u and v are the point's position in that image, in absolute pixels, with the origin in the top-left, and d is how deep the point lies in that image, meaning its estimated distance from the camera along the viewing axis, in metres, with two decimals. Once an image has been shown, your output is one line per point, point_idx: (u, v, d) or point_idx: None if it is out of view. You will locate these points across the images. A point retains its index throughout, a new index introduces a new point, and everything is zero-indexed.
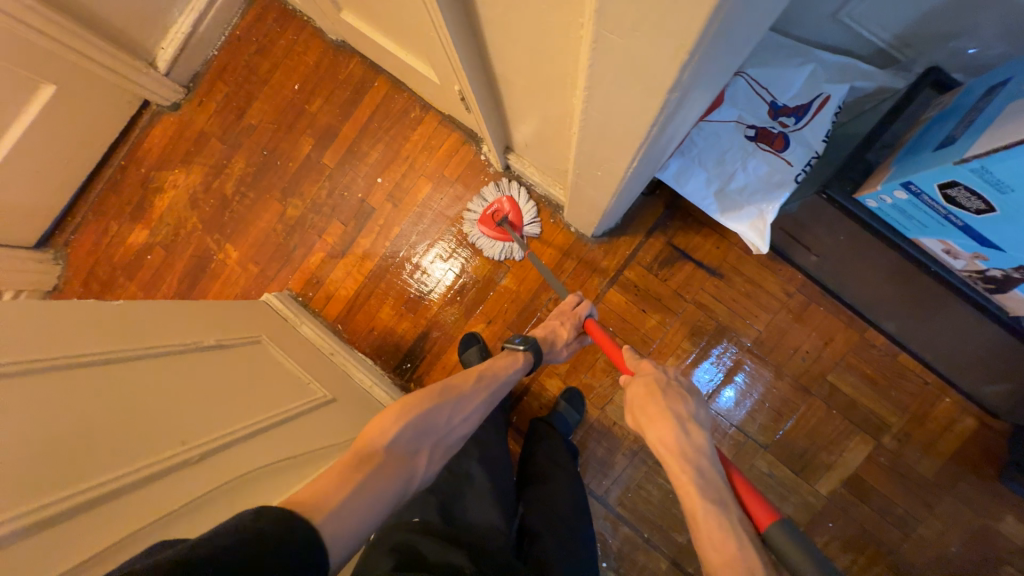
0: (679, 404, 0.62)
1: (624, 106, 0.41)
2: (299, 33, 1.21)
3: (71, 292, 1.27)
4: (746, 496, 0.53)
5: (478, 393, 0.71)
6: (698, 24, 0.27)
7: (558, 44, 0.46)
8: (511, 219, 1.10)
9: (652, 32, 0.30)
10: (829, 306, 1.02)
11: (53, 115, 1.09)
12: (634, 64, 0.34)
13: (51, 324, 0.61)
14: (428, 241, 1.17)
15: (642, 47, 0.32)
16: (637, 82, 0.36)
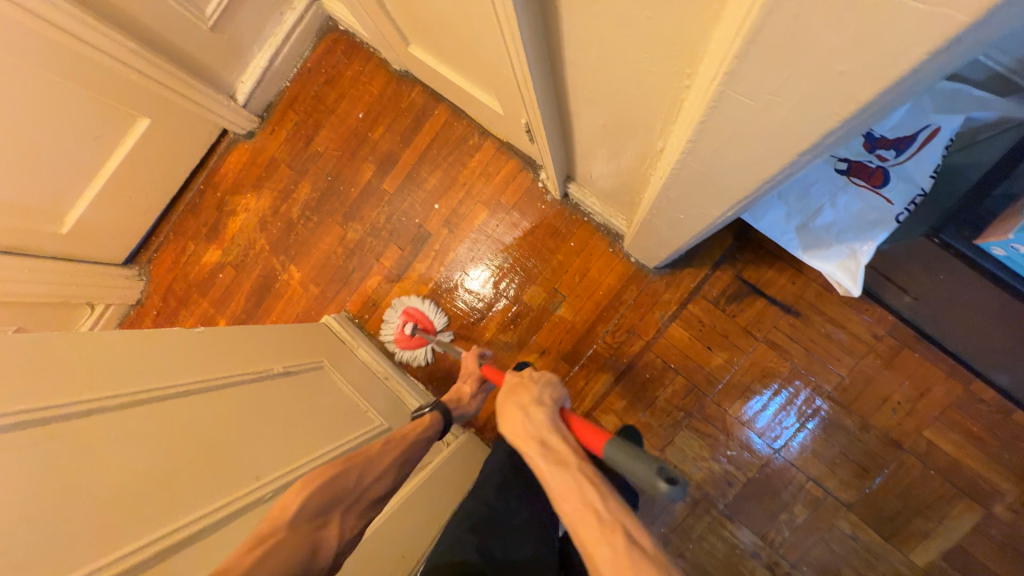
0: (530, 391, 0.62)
1: (737, 163, 0.38)
2: (365, 64, 1.26)
3: (151, 306, 1.37)
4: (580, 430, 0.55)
5: (387, 453, 0.64)
6: (868, 97, 0.24)
7: (657, 92, 0.44)
8: (422, 327, 1.14)
9: (798, 101, 0.27)
10: (925, 352, 0.91)
11: (146, 145, 1.18)
12: (764, 127, 0.31)
13: (143, 358, 0.65)
14: (482, 267, 1.16)
15: (781, 115, 0.29)
16: (763, 145, 0.33)
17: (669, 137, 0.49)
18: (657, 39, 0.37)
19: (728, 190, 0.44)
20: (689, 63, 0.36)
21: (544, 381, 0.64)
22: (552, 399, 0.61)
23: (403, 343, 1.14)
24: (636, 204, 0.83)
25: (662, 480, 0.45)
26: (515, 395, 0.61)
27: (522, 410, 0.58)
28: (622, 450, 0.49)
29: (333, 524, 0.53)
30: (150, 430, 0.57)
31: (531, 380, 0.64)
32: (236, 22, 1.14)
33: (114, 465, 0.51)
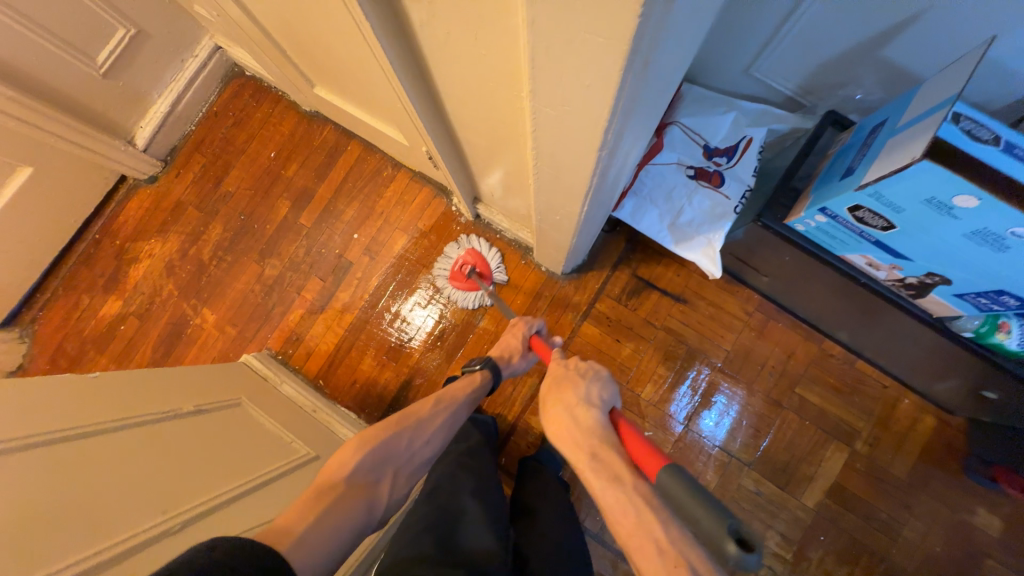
0: (569, 395, 0.66)
1: (568, 159, 0.47)
2: (275, 106, 1.30)
3: (35, 370, 1.23)
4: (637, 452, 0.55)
5: (439, 413, 0.76)
6: (609, 103, 0.34)
7: (508, 114, 0.54)
8: (478, 271, 1.15)
9: (576, 102, 0.36)
10: (786, 321, 1.09)
11: (27, 196, 1.11)
12: (570, 131, 0.41)
13: (24, 403, 0.61)
14: (407, 290, 1.20)
15: (572, 119, 0.39)
16: (572, 140, 0.42)
17: (528, 150, 0.59)
18: (493, 72, 0.46)
19: (574, 185, 0.54)
20: (518, 83, 0.45)
21: (593, 378, 0.69)
22: (601, 400, 0.66)
23: (459, 283, 1.15)
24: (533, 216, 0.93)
25: (731, 540, 0.41)
26: (562, 397, 0.66)
27: (570, 411, 0.64)
28: (684, 484, 0.47)
29: (384, 485, 0.67)
30: (21, 480, 0.52)
31: (578, 377, 0.69)
32: (131, 68, 1.12)
33: None
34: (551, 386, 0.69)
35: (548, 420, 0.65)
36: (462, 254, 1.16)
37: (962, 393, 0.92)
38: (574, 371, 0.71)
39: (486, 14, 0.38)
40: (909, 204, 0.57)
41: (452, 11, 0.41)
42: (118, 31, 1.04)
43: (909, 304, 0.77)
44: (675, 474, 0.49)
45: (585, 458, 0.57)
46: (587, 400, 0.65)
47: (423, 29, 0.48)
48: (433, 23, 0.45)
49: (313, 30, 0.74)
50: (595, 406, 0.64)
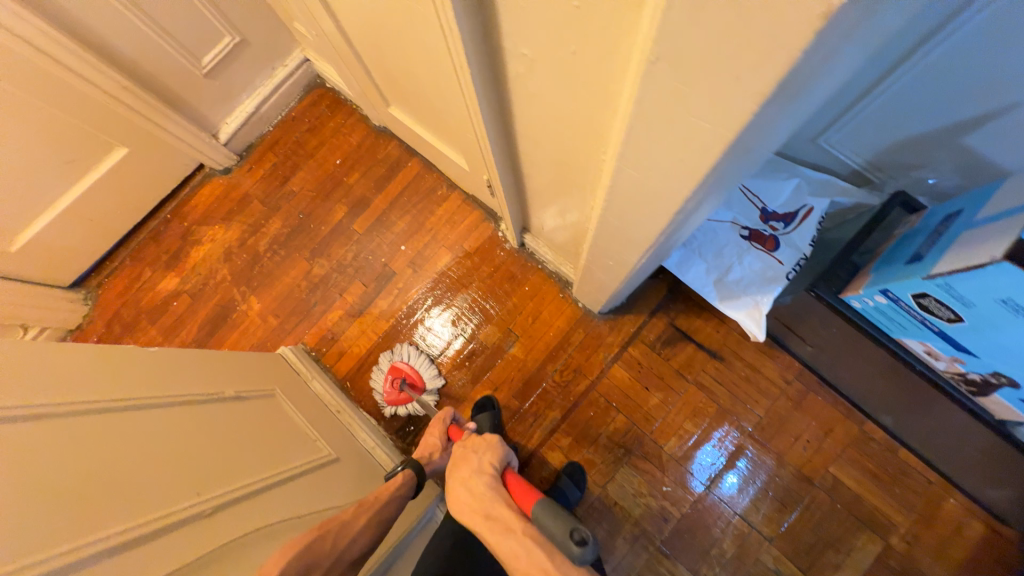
0: (467, 466, 0.69)
1: (639, 214, 0.49)
2: (348, 117, 1.38)
3: (92, 332, 1.32)
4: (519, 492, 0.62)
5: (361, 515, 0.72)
6: (700, 178, 0.35)
7: (585, 162, 0.56)
8: (410, 381, 1.16)
9: (665, 169, 0.38)
10: (826, 395, 1.05)
11: (117, 172, 1.21)
12: (651, 192, 0.43)
13: (99, 366, 0.66)
14: (440, 304, 1.23)
15: (655, 182, 0.41)
16: (650, 199, 0.44)
17: (596, 196, 0.61)
18: (581, 125, 0.49)
19: (640, 238, 0.55)
20: (605, 139, 0.47)
21: (485, 447, 0.73)
22: (493, 466, 0.69)
23: (392, 400, 1.14)
24: (581, 254, 0.95)
25: (574, 544, 0.50)
26: (458, 473, 0.68)
27: (465, 484, 0.66)
28: (548, 513, 0.55)
29: None
30: (86, 441, 0.55)
31: (474, 451, 0.73)
32: (230, 71, 1.22)
33: (45, 471, 0.49)
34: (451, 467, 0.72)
35: (450, 498, 0.66)
36: (386, 371, 1.18)
37: (1019, 503, 0.86)
38: (467, 448, 0.74)
39: (590, 76, 0.40)
40: (981, 300, 0.56)
41: (556, 68, 0.43)
42: (225, 38, 1.15)
43: (969, 401, 0.73)
44: (546, 506, 0.56)
45: (478, 520, 0.60)
46: (484, 469, 0.67)
47: (518, 78, 0.51)
48: (531, 75, 0.48)
49: (404, 59, 0.80)
50: (488, 474, 0.66)
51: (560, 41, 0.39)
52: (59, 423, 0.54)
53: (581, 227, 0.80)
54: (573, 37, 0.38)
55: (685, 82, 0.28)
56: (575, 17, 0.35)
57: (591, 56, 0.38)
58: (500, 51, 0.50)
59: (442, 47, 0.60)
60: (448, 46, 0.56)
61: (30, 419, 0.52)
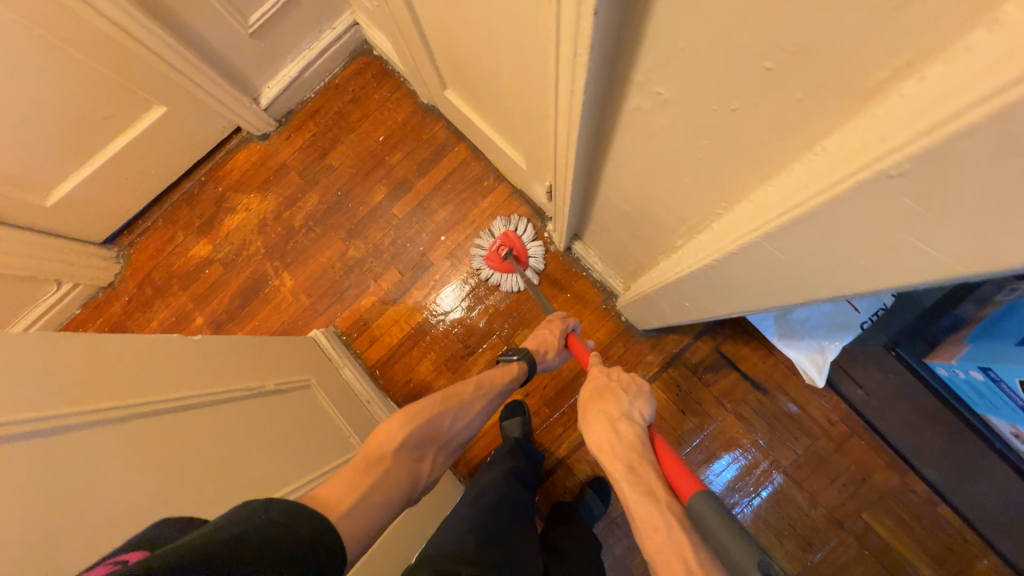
0: (611, 408, 0.65)
1: (764, 283, 0.44)
2: (394, 91, 1.30)
3: (123, 292, 1.31)
4: (672, 469, 0.54)
5: (477, 400, 0.75)
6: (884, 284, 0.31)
7: (690, 210, 0.51)
8: (516, 254, 1.16)
9: (831, 265, 0.34)
10: (870, 441, 1.02)
11: (154, 131, 1.16)
12: (794, 273, 0.38)
13: (143, 364, 0.65)
14: (445, 273, 1.22)
15: (806, 266, 0.36)
16: (789, 278, 0.39)
17: (692, 240, 0.56)
18: (703, 177, 0.43)
19: (747, 299, 0.50)
20: (738, 198, 0.42)
21: (636, 392, 0.68)
22: (641, 415, 0.64)
23: (496, 265, 1.17)
24: (638, 274, 0.89)
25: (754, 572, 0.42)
26: (602, 406, 0.65)
27: (612, 422, 0.63)
28: (718, 512, 0.46)
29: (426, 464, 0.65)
30: (146, 447, 0.56)
31: (620, 389, 0.68)
32: (276, 32, 1.14)
33: (106, 482, 0.50)
34: (593, 395, 0.68)
35: (588, 427, 0.64)
36: (498, 236, 1.17)
37: None
38: (615, 382, 0.70)
39: (751, 140, 0.34)
40: None
41: (700, 119, 0.37)
42: None
43: None
44: (708, 500, 0.48)
45: (620, 468, 0.56)
46: (630, 416, 0.63)
47: (635, 115, 0.44)
48: (657, 115, 0.42)
49: (475, 53, 0.72)
50: (636, 422, 0.62)
51: (721, 99, 0.33)
52: (105, 434, 0.53)
53: (650, 256, 0.75)
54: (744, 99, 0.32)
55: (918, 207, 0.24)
56: (762, 82, 0.29)
57: (765, 124, 0.32)
58: (620, 84, 0.43)
59: (536, 58, 0.53)
60: (549, 64, 0.50)
61: (89, 426, 0.52)
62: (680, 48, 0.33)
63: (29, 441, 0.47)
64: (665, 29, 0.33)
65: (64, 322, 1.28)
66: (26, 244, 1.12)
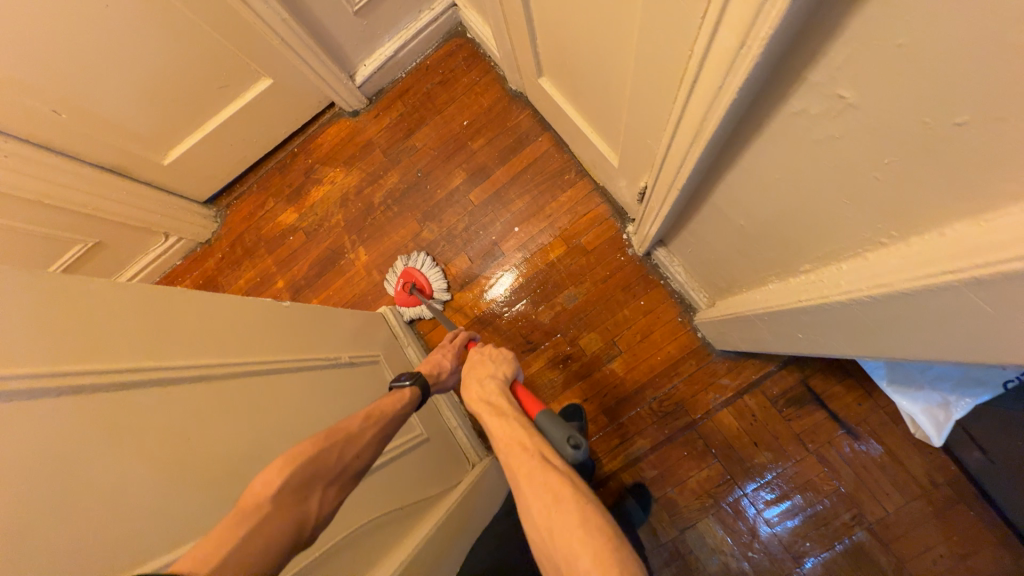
0: (479, 367, 0.67)
1: (942, 333, 0.37)
2: (483, 74, 1.28)
3: (217, 249, 1.42)
4: (527, 402, 0.61)
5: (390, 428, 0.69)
6: None
7: (835, 234, 0.44)
8: (421, 286, 1.21)
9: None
10: (981, 514, 0.88)
11: (259, 102, 1.22)
12: (993, 330, 0.32)
13: (243, 326, 0.70)
14: (500, 264, 1.21)
15: (1009, 323, 0.30)
16: (988, 333, 0.32)
17: (829, 266, 0.49)
18: (874, 199, 0.37)
19: (897, 344, 0.43)
20: (924, 228, 0.35)
21: (506, 357, 0.70)
22: (507, 373, 0.67)
23: (404, 301, 1.22)
24: (731, 292, 0.82)
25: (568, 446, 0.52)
26: (476, 371, 0.67)
27: (481, 382, 0.65)
28: (549, 418, 0.56)
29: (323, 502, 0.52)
30: (238, 407, 0.60)
31: (492, 354, 0.71)
32: (379, 10, 1.15)
33: (210, 432, 0.54)
34: (470, 364, 0.70)
35: (464, 390, 0.66)
36: (400, 273, 1.23)
37: None
38: (485, 351, 0.72)
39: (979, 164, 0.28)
40: None
41: (899, 132, 0.31)
42: None
43: None
44: (549, 415, 0.56)
45: (486, 409, 0.60)
46: (498, 374, 0.65)
47: (795, 120, 0.38)
48: (828, 123, 0.36)
49: (589, 41, 0.67)
50: (503, 380, 0.64)
51: (946, 108, 0.27)
52: (212, 386, 0.58)
53: (755, 275, 0.68)
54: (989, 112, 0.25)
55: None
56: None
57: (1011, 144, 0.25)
58: (787, 83, 0.37)
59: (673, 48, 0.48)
60: (691, 58, 0.44)
61: (197, 380, 0.56)
62: (904, 44, 0.27)
63: (159, 385, 0.51)
64: (886, 19, 0.27)
65: (167, 271, 1.41)
66: (144, 197, 1.24)
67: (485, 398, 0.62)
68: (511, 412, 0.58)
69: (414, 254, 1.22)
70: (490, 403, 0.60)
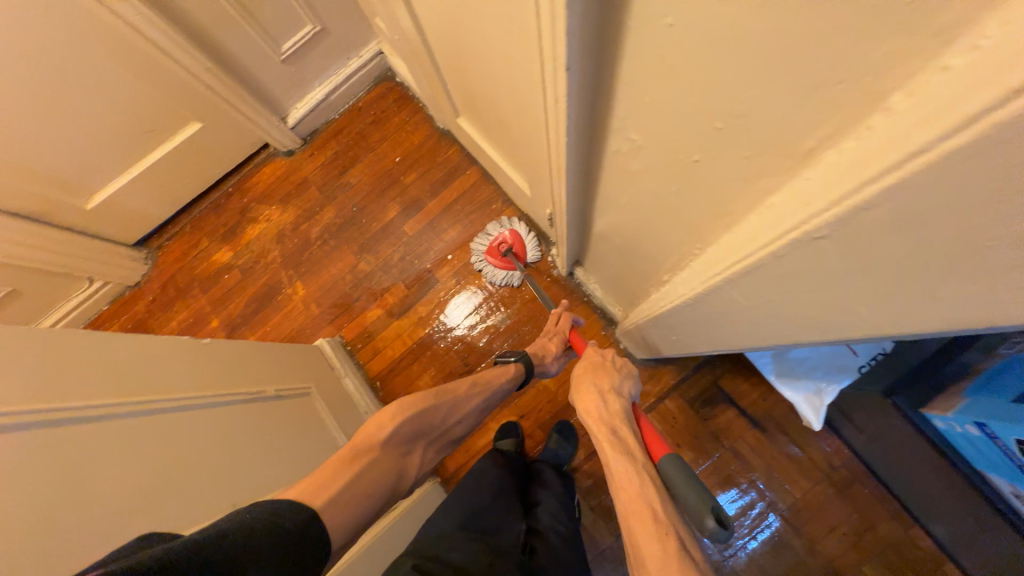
0: (602, 380, 0.74)
1: (748, 320, 0.44)
2: (412, 114, 1.36)
3: (148, 291, 1.39)
4: (649, 438, 0.64)
5: (472, 397, 0.79)
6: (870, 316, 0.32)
7: (670, 247, 0.53)
8: (514, 251, 1.16)
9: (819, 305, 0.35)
10: (873, 490, 0.98)
11: (188, 144, 1.24)
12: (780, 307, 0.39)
13: (160, 361, 0.70)
14: (437, 291, 1.26)
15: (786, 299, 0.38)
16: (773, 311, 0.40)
17: (675, 274, 0.57)
18: (677, 217, 0.45)
19: (729, 335, 0.51)
20: (712, 238, 0.43)
21: (624, 375, 0.76)
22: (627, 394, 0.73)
23: (494, 262, 1.17)
24: (634, 307, 0.91)
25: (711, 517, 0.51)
26: (597, 381, 0.74)
27: (602, 394, 0.71)
28: (681, 469, 0.56)
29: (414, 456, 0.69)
30: (147, 442, 0.60)
31: (610, 368, 0.78)
32: (307, 58, 1.22)
33: (109, 465, 0.54)
34: (585, 371, 0.77)
35: (579, 395, 0.72)
36: (503, 232, 1.17)
37: None
38: (606, 362, 0.79)
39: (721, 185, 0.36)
40: None
41: (672, 163, 0.39)
42: (307, 26, 1.14)
43: None
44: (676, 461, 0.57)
45: (607, 432, 0.64)
46: (618, 394, 0.71)
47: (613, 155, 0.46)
48: (633, 157, 0.44)
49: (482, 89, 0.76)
50: (622, 398, 0.71)
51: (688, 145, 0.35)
52: (118, 418, 0.58)
53: (641, 287, 0.76)
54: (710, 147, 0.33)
55: (873, 251, 0.27)
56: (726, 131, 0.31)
57: (729, 169, 0.33)
58: (601, 125, 0.45)
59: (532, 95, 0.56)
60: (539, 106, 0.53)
61: (99, 418, 0.56)
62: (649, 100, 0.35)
63: (52, 416, 0.51)
64: (634, 80, 0.35)
65: (93, 317, 1.37)
66: (66, 243, 1.21)
67: (608, 417, 0.67)
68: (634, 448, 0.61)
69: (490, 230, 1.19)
70: (614, 428, 0.65)
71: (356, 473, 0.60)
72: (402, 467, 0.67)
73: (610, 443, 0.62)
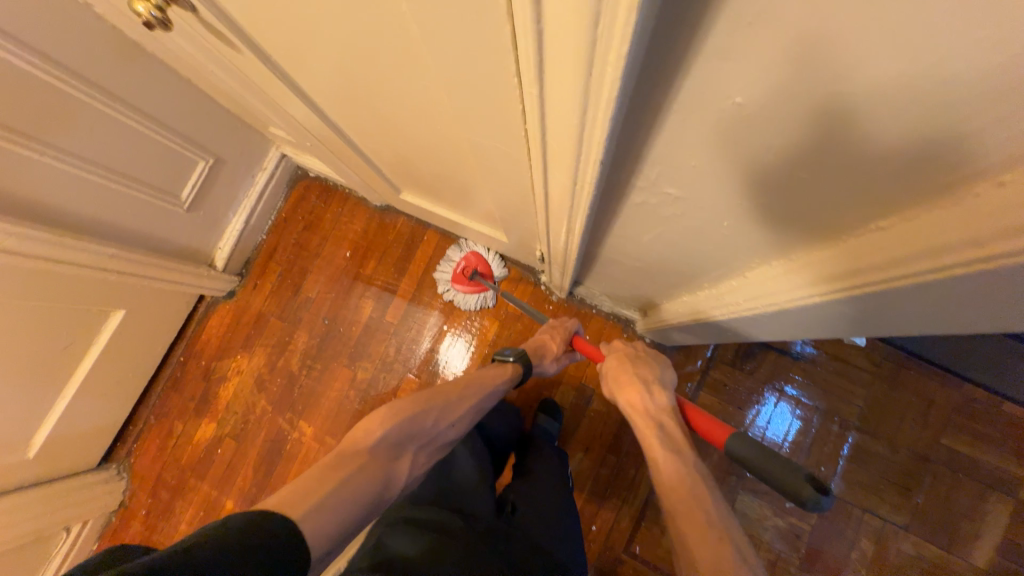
0: (648, 372, 0.78)
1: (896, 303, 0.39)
2: (343, 203, 1.28)
3: (138, 505, 1.23)
4: (709, 429, 0.67)
5: (464, 401, 0.79)
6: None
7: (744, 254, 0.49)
8: (481, 271, 1.16)
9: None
10: (918, 369, 1.04)
11: (119, 334, 1.07)
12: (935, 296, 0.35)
13: None
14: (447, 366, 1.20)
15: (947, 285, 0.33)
16: (879, 287, 0.36)
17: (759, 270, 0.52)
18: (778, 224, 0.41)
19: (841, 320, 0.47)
20: (792, 219, 0.39)
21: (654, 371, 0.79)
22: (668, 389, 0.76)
23: (461, 284, 1.17)
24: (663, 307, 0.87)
25: (811, 489, 0.53)
26: (631, 377, 0.78)
27: (647, 387, 0.75)
28: (759, 454, 0.59)
29: (404, 458, 0.69)
30: None
31: (649, 366, 0.81)
32: (212, 196, 1.11)
33: None
34: (622, 366, 0.81)
35: (622, 386, 0.78)
36: (465, 256, 1.18)
37: None
38: (634, 361, 0.82)
39: (840, 168, 0.31)
40: None
41: (782, 158, 0.33)
42: (198, 163, 1.02)
43: None
44: (751, 447, 0.60)
45: (648, 421, 0.70)
46: (659, 389, 0.75)
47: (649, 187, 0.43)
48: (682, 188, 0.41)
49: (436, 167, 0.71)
50: (666, 390, 0.75)
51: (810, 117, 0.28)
52: None
53: (675, 290, 0.75)
54: (865, 128, 0.27)
55: None
56: (912, 118, 0.25)
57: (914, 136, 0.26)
58: (645, 150, 0.39)
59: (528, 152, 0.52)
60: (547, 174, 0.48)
61: None
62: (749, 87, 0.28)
63: None
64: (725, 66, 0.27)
65: None
66: (23, 505, 1.01)
67: (653, 410, 0.71)
68: (682, 437, 0.67)
69: (450, 257, 1.18)
70: (657, 417, 0.70)
71: (337, 494, 0.57)
72: (391, 471, 0.66)
73: (654, 433, 0.68)
